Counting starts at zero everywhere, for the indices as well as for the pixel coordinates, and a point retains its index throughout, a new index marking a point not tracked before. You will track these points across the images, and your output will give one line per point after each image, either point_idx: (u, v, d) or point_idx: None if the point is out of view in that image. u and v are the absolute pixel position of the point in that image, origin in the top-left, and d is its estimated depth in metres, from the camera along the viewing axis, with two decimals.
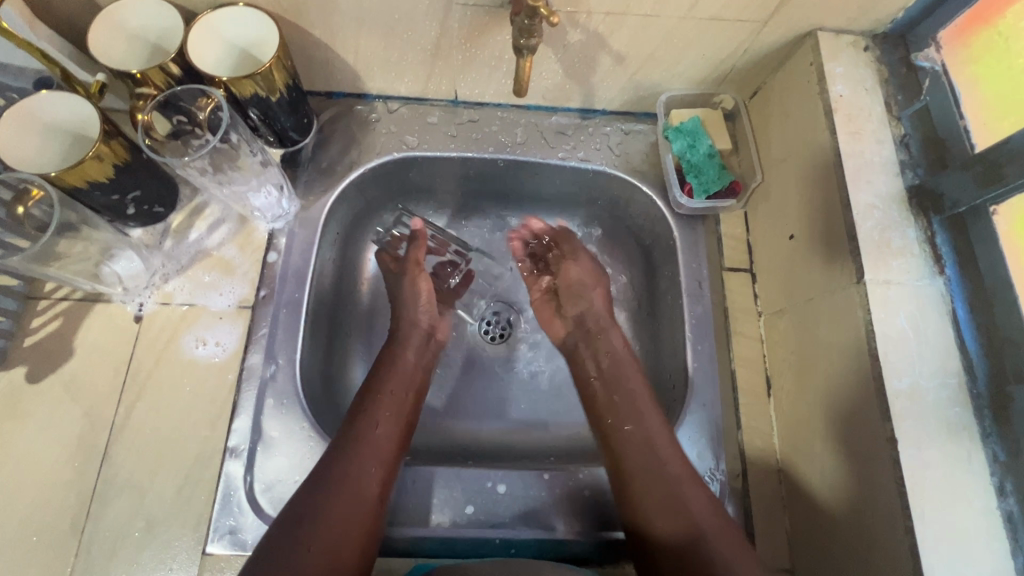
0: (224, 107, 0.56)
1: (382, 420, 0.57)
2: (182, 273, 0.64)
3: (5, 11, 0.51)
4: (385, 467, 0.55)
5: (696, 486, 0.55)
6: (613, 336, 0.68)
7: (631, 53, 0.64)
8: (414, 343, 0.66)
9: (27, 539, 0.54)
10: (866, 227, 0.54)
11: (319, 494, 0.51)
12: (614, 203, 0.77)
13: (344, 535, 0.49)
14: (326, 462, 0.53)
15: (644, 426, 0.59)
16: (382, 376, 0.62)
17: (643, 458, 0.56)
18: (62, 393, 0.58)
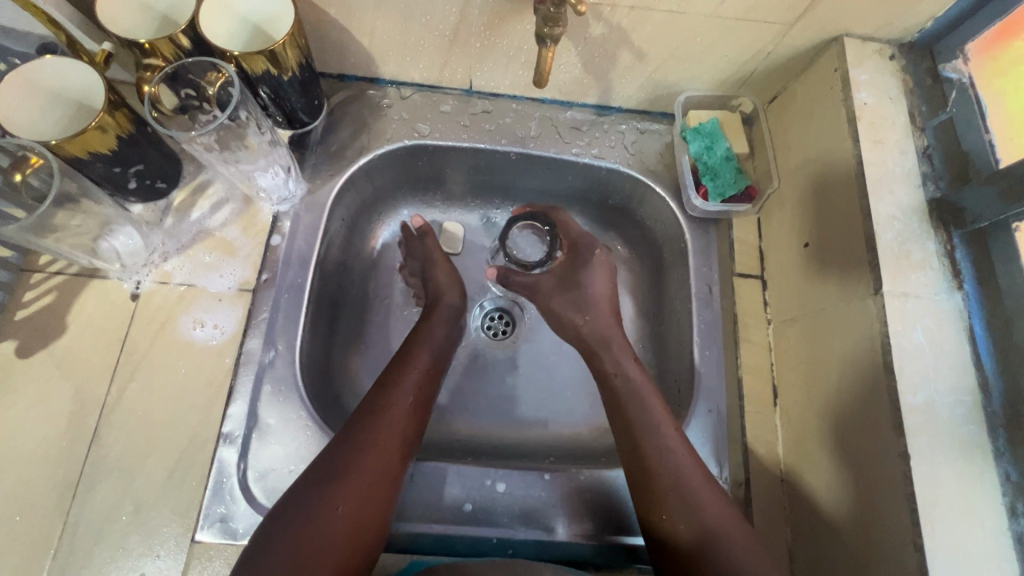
0: (235, 83, 0.54)
1: (410, 394, 0.58)
2: (182, 252, 0.62)
3: None
4: (407, 439, 0.56)
5: (710, 493, 0.54)
6: (623, 357, 0.62)
7: (652, 50, 0.63)
8: (448, 325, 0.67)
9: (10, 519, 0.52)
10: (886, 237, 0.53)
11: (348, 457, 0.52)
12: (626, 202, 0.76)
13: (365, 504, 0.50)
14: (353, 427, 0.55)
15: (665, 454, 0.55)
16: (413, 347, 0.63)
17: (660, 473, 0.54)
18: (53, 369, 0.57)
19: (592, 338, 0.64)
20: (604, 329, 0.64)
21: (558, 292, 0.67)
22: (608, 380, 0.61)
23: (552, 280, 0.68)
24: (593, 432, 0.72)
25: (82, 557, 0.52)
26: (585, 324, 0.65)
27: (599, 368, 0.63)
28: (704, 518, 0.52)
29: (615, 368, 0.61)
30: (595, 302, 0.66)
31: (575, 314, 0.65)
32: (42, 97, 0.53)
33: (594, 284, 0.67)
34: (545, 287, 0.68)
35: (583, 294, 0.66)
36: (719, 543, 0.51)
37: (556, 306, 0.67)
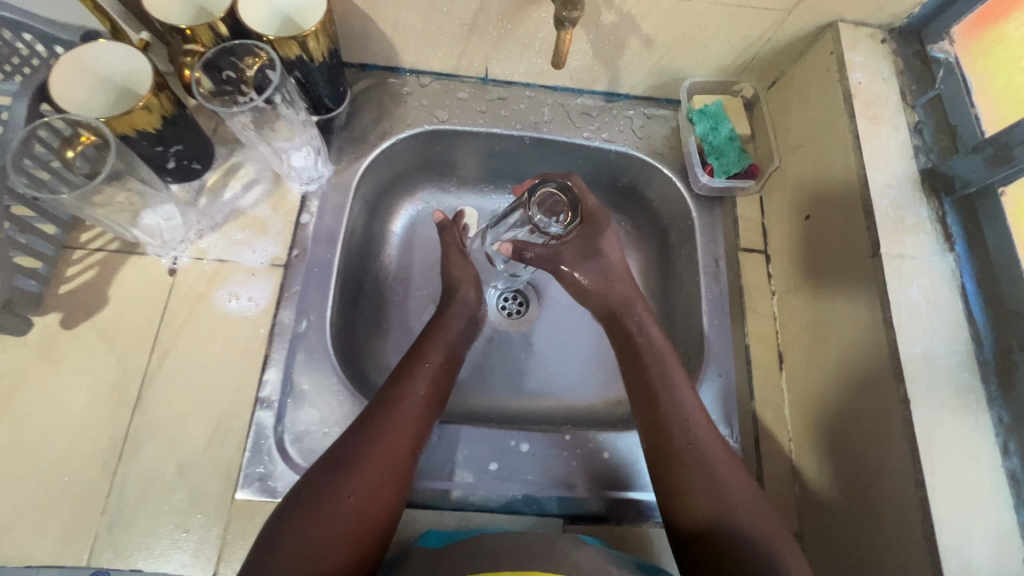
0: (276, 69, 0.58)
1: (422, 389, 0.59)
2: (217, 230, 0.65)
3: None
4: (418, 432, 0.57)
5: (730, 462, 0.55)
6: (646, 319, 0.66)
7: (659, 37, 0.68)
8: (463, 321, 0.68)
9: (60, 479, 0.54)
10: (883, 204, 0.57)
11: (357, 447, 0.53)
12: (634, 183, 0.79)
13: (374, 496, 0.51)
14: (364, 422, 0.55)
15: (683, 412, 0.58)
16: (426, 343, 0.64)
17: (679, 439, 0.56)
18: (97, 339, 0.59)
19: (618, 301, 0.67)
20: (626, 292, 0.68)
21: (579, 260, 0.68)
22: (631, 337, 0.65)
23: (572, 248, 0.68)
24: (607, 403, 0.76)
25: (129, 514, 0.54)
26: (609, 288, 0.68)
27: (626, 331, 0.66)
28: (717, 477, 0.54)
29: (640, 330, 0.65)
30: (618, 270, 0.69)
31: (601, 282, 0.68)
32: (89, 79, 0.56)
33: (613, 254, 0.70)
34: (567, 256, 0.68)
35: (602, 263, 0.69)
36: (728, 504, 0.52)
37: (580, 275, 0.68)
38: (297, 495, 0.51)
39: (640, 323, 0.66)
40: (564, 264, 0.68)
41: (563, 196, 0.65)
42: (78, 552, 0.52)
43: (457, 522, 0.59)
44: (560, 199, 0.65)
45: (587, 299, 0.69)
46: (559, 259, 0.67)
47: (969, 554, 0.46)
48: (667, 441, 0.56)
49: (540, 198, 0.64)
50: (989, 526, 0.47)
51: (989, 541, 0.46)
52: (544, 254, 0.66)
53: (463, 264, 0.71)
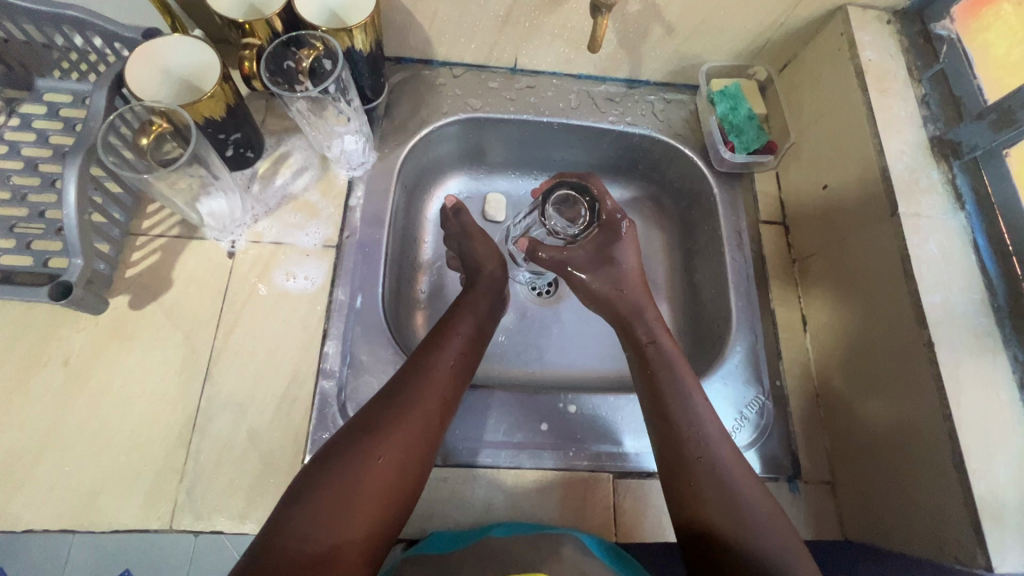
0: (340, 62, 0.62)
1: (451, 358, 0.60)
2: (271, 215, 0.69)
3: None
4: (446, 402, 0.57)
5: (752, 483, 0.54)
6: (656, 327, 0.65)
7: (681, 24, 0.73)
8: (489, 297, 0.69)
9: (139, 449, 0.57)
10: (898, 168, 0.61)
11: (389, 410, 0.53)
12: (656, 165, 0.84)
13: (404, 459, 0.51)
14: (394, 389, 0.56)
15: (695, 421, 0.57)
16: (454, 318, 0.65)
17: (691, 448, 0.55)
18: (165, 318, 0.62)
19: (627, 311, 0.66)
20: (634, 299, 0.67)
21: (592, 268, 0.69)
22: (642, 346, 0.63)
23: (585, 255, 0.69)
24: None
25: (206, 480, 0.57)
26: (619, 296, 0.67)
27: (635, 339, 0.64)
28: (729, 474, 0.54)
29: (649, 337, 0.64)
30: (628, 278, 0.68)
31: (611, 289, 0.68)
32: (157, 72, 0.60)
33: (626, 259, 0.69)
34: (579, 262, 0.69)
35: (614, 271, 0.69)
36: (734, 498, 0.52)
37: (591, 282, 0.69)
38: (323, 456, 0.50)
39: (653, 332, 0.64)
40: (576, 269, 0.70)
41: (579, 199, 0.70)
42: (161, 515, 0.55)
43: (515, 480, 0.63)
44: (576, 202, 0.70)
45: (599, 305, 0.69)
46: (569, 263, 0.70)
47: (996, 481, 0.50)
48: (677, 444, 0.56)
49: (554, 203, 0.69)
50: (1012, 453, 0.51)
51: (1014, 468, 0.51)
52: (553, 258, 0.70)
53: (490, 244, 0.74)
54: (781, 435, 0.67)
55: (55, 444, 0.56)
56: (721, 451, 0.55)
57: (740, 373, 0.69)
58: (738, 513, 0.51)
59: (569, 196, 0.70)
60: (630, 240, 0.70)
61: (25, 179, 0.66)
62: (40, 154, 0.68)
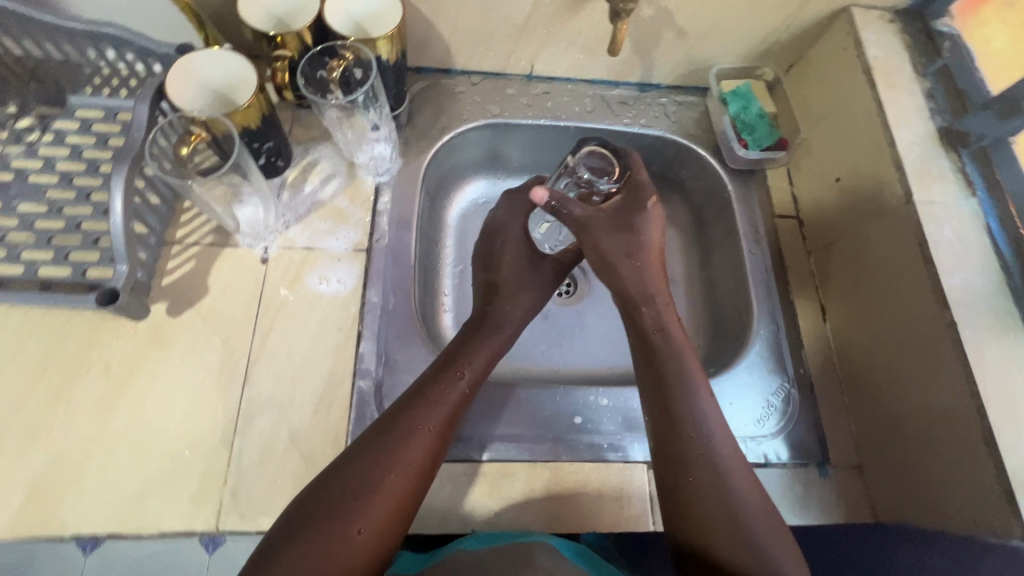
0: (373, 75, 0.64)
1: (446, 409, 0.55)
2: (301, 221, 0.70)
3: None
4: (434, 456, 0.53)
5: (743, 475, 0.55)
6: (665, 313, 0.63)
7: (691, 28, 0.76)
8: (503, 336, 0.64)
9: (182, 453, 0.58)
10: (910, 158, 0.64)
11: (369, 474, 0.50)
12: (670, 165, 0.86)
13: (384, 524, 0.49)
14: (376, 445, 0.52)
15: (696, 412, 0.57)
16: (461, 354, 0.60)
17: (692, 443, 0.56)
18: (201, 324, 0.64)
19: (636, 292, 0.64)
20: (647, 281, 0.64)
21: (610, 230, 0.65)
22: (648, 335, 0.62)
23: (605, 218, 0.66)
24: None
25: (249, 481, 0.58)
26: (634, 270, 0.65)
27: (642, 326, 0.63)
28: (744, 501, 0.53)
29: (656, 325, 0.62)
30: (646, 250, 0.66)
31: (624, 261, 0.65)
32: (192, 82, 0.61)
33: (648, 233, 0.66)
34: (599, 223, 0.66)
35: (631, 241, 0.65)
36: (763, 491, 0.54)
37: (607, 245, 0.65)
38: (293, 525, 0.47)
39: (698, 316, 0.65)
40: (592, 229, 0.65)
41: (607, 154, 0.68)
42: (207, 518, 0.56)
43: (551, 472, 0.64)
44: (607, 162, 0.68)
45: (608, 275, 0.66)
46: (588, 223, 0.65)
47: None
48: (682, 441, 0.56)
49: (584, 158, 0.68)
50: None
51: None
52: (576, 218, 0.66)
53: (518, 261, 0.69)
54: (808, 422, 0.68)
55: (100, 450, 0.57)
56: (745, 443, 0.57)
57: (764, 362, 0.71)
58: (737, 517, 0.52)
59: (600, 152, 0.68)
60: (654, 216, 0.67)
61: (61, 193, 0.68)
62: (74, 168, 0.69)
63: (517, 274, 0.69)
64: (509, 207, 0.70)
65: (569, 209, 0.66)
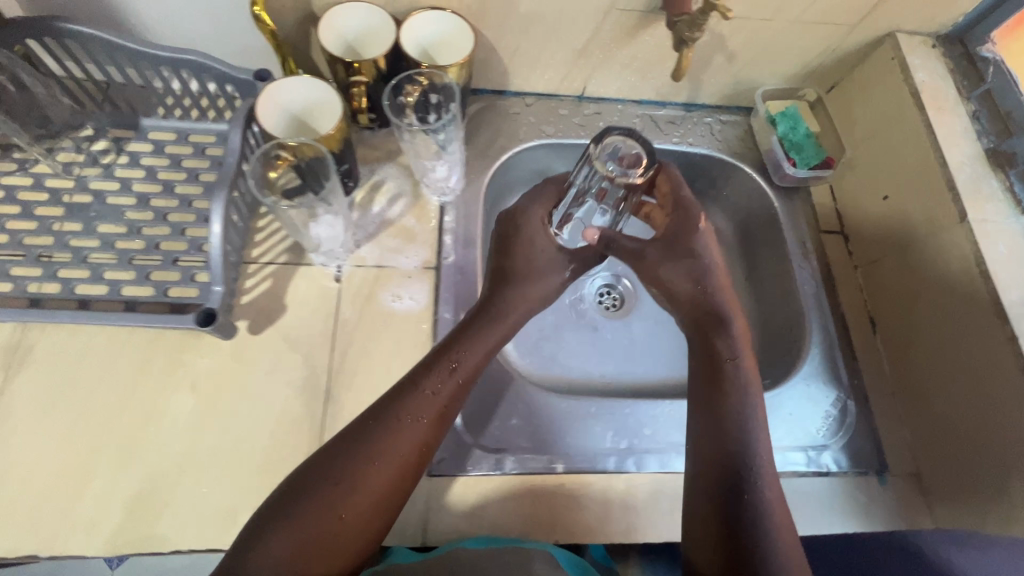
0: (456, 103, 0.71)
1: (432, 399, 0.55)
2: (371, 240, 0.72)
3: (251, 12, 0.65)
4: (419, 446, 0.54)
5: (768, 485, 0.54)
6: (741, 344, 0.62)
7: (742, 52, 0.79)
8: (505, 328, 0.61)
9: (271, 467, 0.59)
10: (962, 178, 0.67)
11: (348, 457, 0.51)
12: (715, 182, 0.89)
13: (363, 509, 0.50)
14: (359, 429, 0.53)
15: (738, 419, 0.57)
16: (457, 344, 0.59)
17: (719, 446, 0.56)
18: (282, 341, 0.65)
19: (710, 316, 0.64)
20: (718, 302, 0.64)
21: (669, 260, 0.65)
22: (719, 359, 0.61)
23: (658, 249, 0.65)
24: None
25: None
26: (701, 295, 0.65)
27: (716, 351, 0.62)
28: (726, 484, 0.54)
29: (730, 352, 0.62)
30: (710, 272, 0.65)
31: (687, 285, 0.65)
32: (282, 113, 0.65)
33: (706, 251, 0.65)
34: (652, 254, 0.66)
35: (690, 264, 0.65)
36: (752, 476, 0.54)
37: (667, 274, 0.65)
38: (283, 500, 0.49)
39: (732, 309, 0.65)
40: (647, 258, 0.66)
41: (633, 141, 0.63)
42: None
43: (626, 484, 0.65)
44: (633, 152, 0.63)
45: (674, 300, 0.66)
46: (642, 253, 0.66)
47: None
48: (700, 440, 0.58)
49: (606, 149, 0.63)
50: None
51: None
52: (630, 250, 0.66)
53: (533, 250, 0.65)
54: (865, 431, 0.71)
55: (193, 466, 0.59)
56: (733, 426, 0.57)
57: (819, 374, 0.73)
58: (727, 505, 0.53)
59: (625, 141, 0.63)
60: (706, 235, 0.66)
61: (139, 214, 0.69)
62: (150, 190, 0.71)
63: (547, 262, 0.65)
64: (532, 195, 0.66)
65: (623, 241, 0.66)
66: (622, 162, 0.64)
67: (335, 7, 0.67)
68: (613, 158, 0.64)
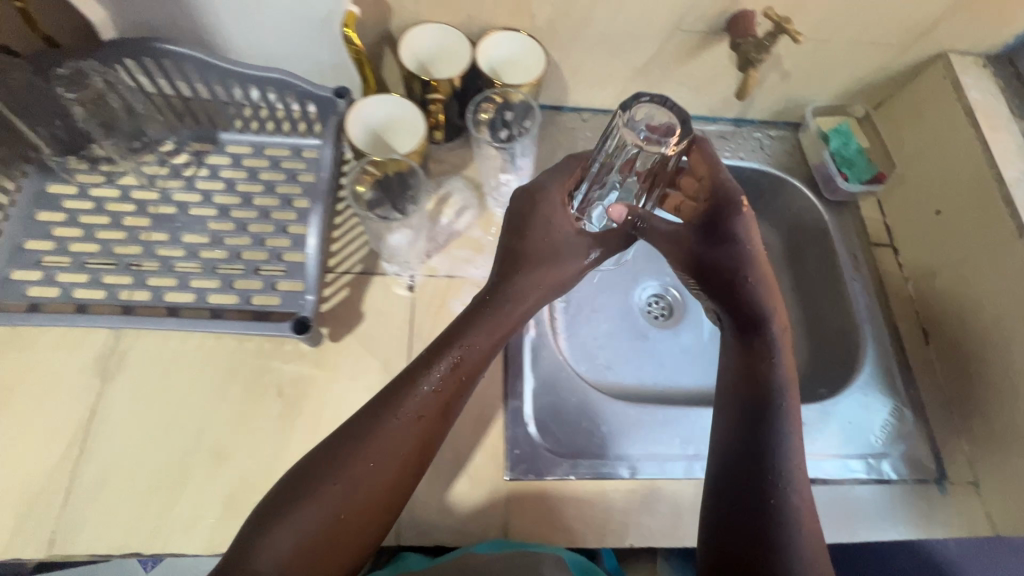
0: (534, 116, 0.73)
1: (427, 393, 0.53)
2: (442, 251, 0.75)
3: (337, 34, 0.69)
4: (415, 441, 0.52)
5: (788, 489, 0.51)
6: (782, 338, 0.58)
7: (796, 70, 0.81)
8: (510, 318, 0.58)
9: None
10: (1019, 194, 0.70)
11: (343, 454, 0.50)
12: (764, 195, 0.91)
13: (359, 506, 0.49)
14: (356, 425, 0.51)
15: (773, 423, 0.54)
16: (460, 335, 0.56)
17: (740, 446, 0.54)
18: (361, 348, 0.68)
19: (749, 307, 0.59)
20: (760, 294, 0.58)
21: (704, 244, 0.60)
22: (758, 355, 0.57)
23: (693, 233, 0.62)
24: None
25: (421, 499, 0.62)
26: (740, 282, 0.59)
27: (754, 345, 0.58)
28: (745, 486, 0.51)
29: (767, 348, 0.57)
30: (750, 258, 0.59)
31: (722, 271, 0.60)
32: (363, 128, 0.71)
33: (744, 235, 0.59)
34: (686, 237, 0.61)
35: (728, 249, 0.59)
36: (776, 478, 0.51)
37: (703, 259, 0.60)
38: (277, 501, 0.48)
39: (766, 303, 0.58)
40: (681, 241, 0.62)
41: (665, 110, 0.57)
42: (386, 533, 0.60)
43: (694, 489, 0.66)
44: (666, 121, 0.57)
45: (707, 287, 0.61)
46: (675, 235, 0.62)
47: None
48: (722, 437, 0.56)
49: (634, 116, 0.57)
50: None
51: None
52: (662, 230, 0.62)
53: (549, 233, 0.61)
54: (923, 440, 0.73)
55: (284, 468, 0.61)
56: (752, 425, 0.54)
57: (874, 382, 0.75)
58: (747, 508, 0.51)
59: (653, 108, 0.57)
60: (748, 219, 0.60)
61: (221, 225, 0.72)
62: (230, 201, 0.74)
63: (567, 246, 0.62)
64: (551, 173, 0.64)
65: (651, 222, 0.61)
66: (653, 129, 0.57)
67: (413, 28, 0.70)
68: (642, 126, 0.57)
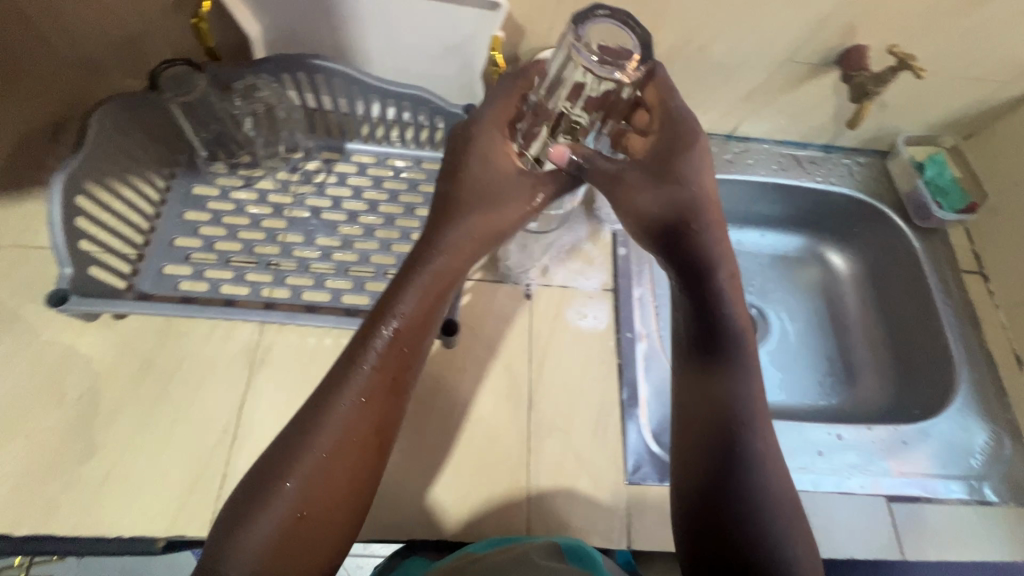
0: None
1: (370, 370, 0.50)
2: (558, 262, 0.78)
3: (474, 55, 0.73)
4: (367, 423, 0.49)
5: (756, 471, 0.49)
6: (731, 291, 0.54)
7: (894, 101, 0.85)
8: (448, 282, 0.54)
9: (488, 465, 0.65)
10: None
11: (292, 452, 0.47)
12: (850, 219, 0.94)
13: (326, 504, 0.46)
14: (304, 421, 0.48)
15: (733, 398, 0.51)
16: (389, 302, 0.52)
17: (716, 432, 0.51)
18: (486, 351, 0.72)
19: (698, 256, 0.54)
20: (708, 243, 0.54)
21: (649, 188, 0.55)
22: (713, 318, 0.53)
23: (640, 173, 0.55)
24: (855, 403, 0.86)
25: (549, 497, 0.65)
26: (688, 229, 0.54)
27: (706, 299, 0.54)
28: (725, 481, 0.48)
29: (723, 306, 0.54)
30: (695, 202, 0.54)
31: (668, 217, 0.55)
32: None
33: (690, 178, 0.55)
34: (632, 179, 0.55)
35: (674, 192, 0.54)
36: (752, 464, 0.49)
37: (643, 203, 0.55)
38: (234, 516, 0.45)
39: (713, 252, 0.54)
40: (622, 186, 0.55)
41: (625, 30, 0.50)
42: (518, 528, 0.63)
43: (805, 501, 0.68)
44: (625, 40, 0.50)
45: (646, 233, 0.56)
46: (621, 179, 0.55)
47: None
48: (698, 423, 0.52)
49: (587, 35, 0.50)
50: None
51: None
52: (605, 171, 0.56)
53: (486, 176, 0.56)
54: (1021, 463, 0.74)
55: (420, 462, 0.64)
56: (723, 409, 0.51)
57: (969, 405, 0.77)
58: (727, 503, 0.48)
59: (613, 26, 0.49)
60: (698, 157, 0.56)
61: (351, 229, 0.76)
62: (358, 208, 0.78)
63: (501, 191, 0.56)
64: (487, 116, 0.58)
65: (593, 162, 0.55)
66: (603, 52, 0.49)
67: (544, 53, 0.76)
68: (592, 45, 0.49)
